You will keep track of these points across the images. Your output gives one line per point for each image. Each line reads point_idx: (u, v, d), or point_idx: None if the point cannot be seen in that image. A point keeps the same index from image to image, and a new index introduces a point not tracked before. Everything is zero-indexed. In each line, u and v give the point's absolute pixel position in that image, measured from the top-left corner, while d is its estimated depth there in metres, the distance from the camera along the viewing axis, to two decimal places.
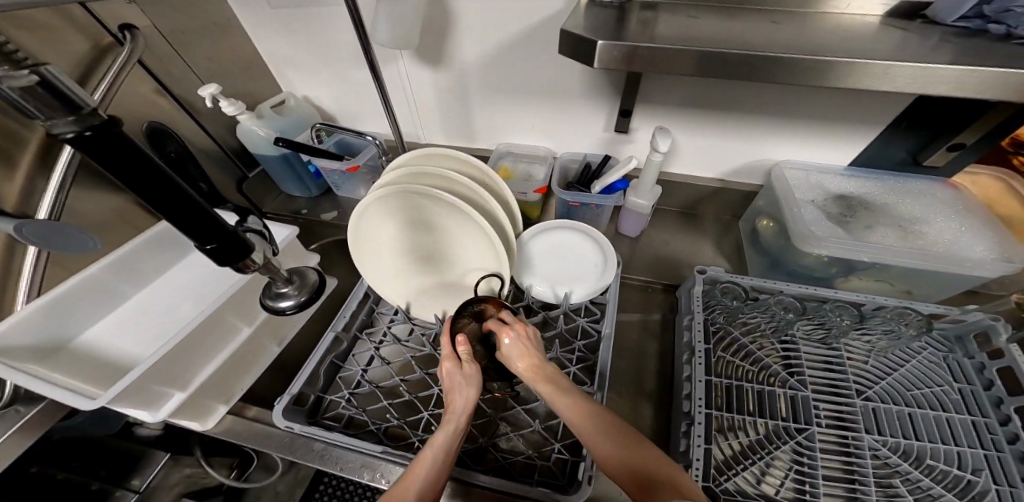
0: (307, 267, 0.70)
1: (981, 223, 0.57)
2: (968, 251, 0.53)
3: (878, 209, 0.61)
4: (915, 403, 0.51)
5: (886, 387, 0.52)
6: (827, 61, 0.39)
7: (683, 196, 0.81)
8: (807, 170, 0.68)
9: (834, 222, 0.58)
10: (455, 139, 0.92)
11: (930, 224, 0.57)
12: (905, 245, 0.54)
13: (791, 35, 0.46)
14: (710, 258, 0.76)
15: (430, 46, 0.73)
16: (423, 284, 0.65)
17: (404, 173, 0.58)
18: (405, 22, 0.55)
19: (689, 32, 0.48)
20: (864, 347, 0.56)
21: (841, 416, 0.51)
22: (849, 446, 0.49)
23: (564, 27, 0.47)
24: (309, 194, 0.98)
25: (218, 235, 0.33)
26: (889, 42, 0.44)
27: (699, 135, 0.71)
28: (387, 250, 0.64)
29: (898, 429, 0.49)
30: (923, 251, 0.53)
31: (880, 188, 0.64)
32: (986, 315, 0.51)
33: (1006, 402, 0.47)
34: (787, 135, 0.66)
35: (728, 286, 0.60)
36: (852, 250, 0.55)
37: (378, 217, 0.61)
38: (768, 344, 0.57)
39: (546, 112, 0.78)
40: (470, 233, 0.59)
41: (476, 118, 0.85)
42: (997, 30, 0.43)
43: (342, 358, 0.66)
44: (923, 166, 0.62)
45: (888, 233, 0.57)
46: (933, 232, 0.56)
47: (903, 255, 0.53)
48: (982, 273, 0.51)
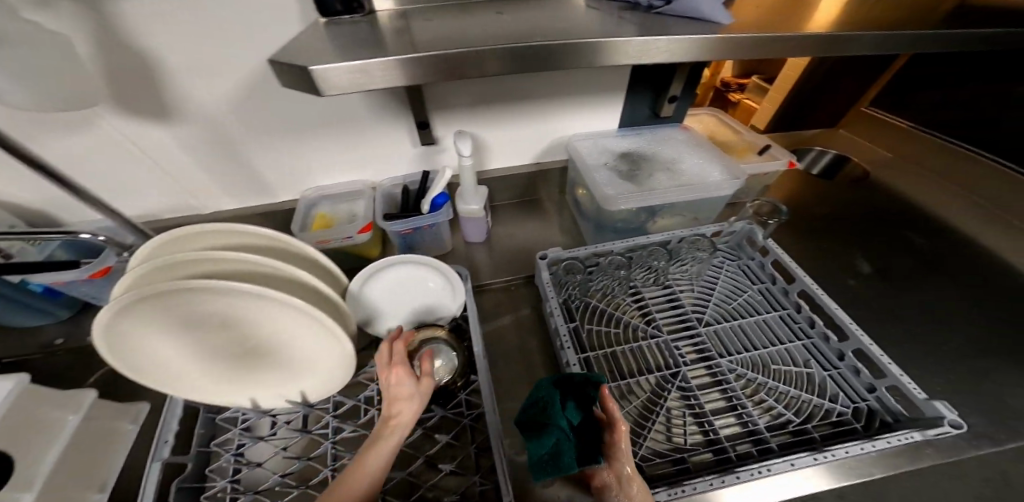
0: (82, 408, 0.48)
1: (711, 151, 0.73)
2: (711, 175, 0.67)
3: (648, 158, 0.72)
4: (739, 315, 0.63)
5: (715, 307, 0.64)
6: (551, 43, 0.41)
7: (516, 186, 0.83)
8: (590, 138, 0.77)
9: (624, 178, 0.67)
10: (246, 195, 0.74)
11: (681, 161, 0.71)
12: (671, 184, 0.66)
13: (526, 24, 0.48)
14: (554, 237, 0.80)
15: (142, 96, 0.55)
16: (254, 377, 0.52)
17: (144, 271, 0.41)
18: (45, 77, 0.38)
19: (433, 34, 0.45)
20: (686, 276, 0.68)
21: (698, 349, 0.60)
22: (716, 373, 0.57)
23: (283, 49, 0.39)
24: (55, 319, 0.67)
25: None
26: (600, 21, 0.50)
27: (499, 131, 0.73)
28: (172, 373, 0.47)
29: (739, 343, 0.60)
30: (682, 185, 0.65)
31: (645, 141, 0.76)
32: (744, 222, 0.69)
33: (790, 290, 0.62)
34: (565, 112, 0.73)
35: (569, 263, 0.64)
36: (640, 199, 0.64)
37: (142, 332, 0.44)
38: (620, 302, 0.65)
39: (340, 141, 0.69)
40: (281, 314, 0.47)
41: (261, 167, 0.70)
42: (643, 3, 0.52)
43: (196, 479, 0.47)
44: (662, 117, 0.77)
45: (658, 176, 0.68)
46: (685, 167, 0.69)
47: (672, 192, 0.64)
48: (723, 190, 0.66)
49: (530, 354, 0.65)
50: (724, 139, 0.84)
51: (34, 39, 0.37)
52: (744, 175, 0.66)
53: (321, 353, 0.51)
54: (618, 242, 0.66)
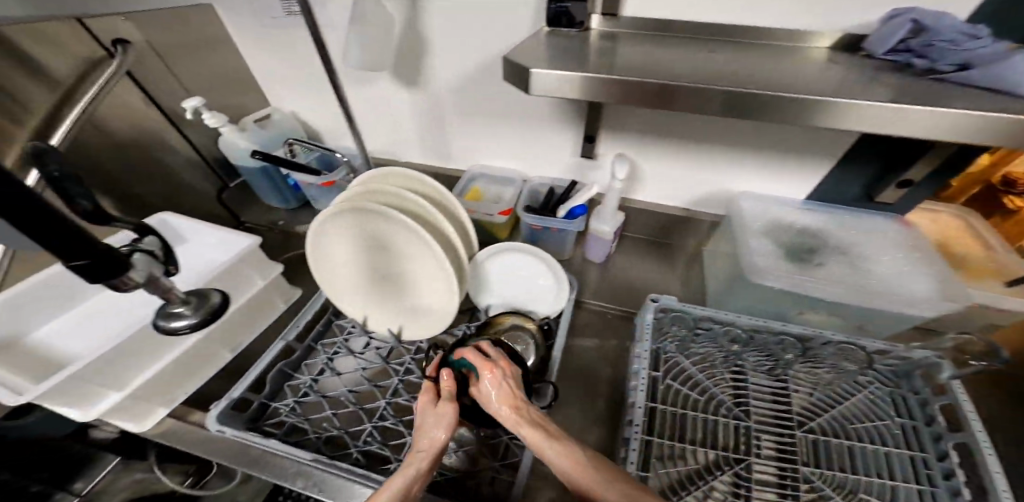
0: (267, 276, 0.69)
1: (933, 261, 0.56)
2: (919, 292, 0.52)
3: (831, 244, 0.60)
4: (844, 433, 0.54)
5: (833, 420, 0.55)
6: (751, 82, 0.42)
7: (657, 226, 0.80)
8: (766, 201, 0.68)
9: (786, 258, 0.59)
10: (433, 158, 0.93)
11: (878, 260, 0.57)
12: (844, 281, 0.54)
13: (727, 65, 0.51)
14: (672, 286, 0.75)
15: (405, 69, 0.77)
16: (373, 295, 0.65)
17: (361, 189, 0.58)
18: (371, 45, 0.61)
19: (634, 61, 0.54)
20: (811, 380, 0.59)
21: (781, 448, 0.54)
22: (787, 477, 0.51)
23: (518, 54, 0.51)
24: (287, 205, 0.99)
25: (79, 249, 0.29)
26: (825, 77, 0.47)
27: (661, 165, 0.72)
28: (327, 269, 0.65)
29: (839, 464, 0.51)
30: (861, 288, 0.53)
31: (837, 221, 0.64)
32: (930, 351, 0.53)
33: (944, 437, 0.48)
34: (745, 166, 0.67)
35: (679, 315, 0.60)
36: (795, 284, 0.55)
37: (340, 231, 0.61)
38: (717, 375, 0.60)
39: (514, 134, 0.80)
40: (423, 256, 0.57)
41: (452, 141, 0.87)
42: (920, 65, 0.45)
43: (293, 367, 0.63)
44: (877, 201, 0.62)
45: (834, 267, 0.57)
46: (878, 268, 0.56)
47: (844, 291, 0.53)
48: (920, 312, 0.51)
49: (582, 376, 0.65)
50: (962, 248, 0.64)
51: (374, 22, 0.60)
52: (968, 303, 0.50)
53: (435, 302, 0.60)
54: (744, 317, 0.59)
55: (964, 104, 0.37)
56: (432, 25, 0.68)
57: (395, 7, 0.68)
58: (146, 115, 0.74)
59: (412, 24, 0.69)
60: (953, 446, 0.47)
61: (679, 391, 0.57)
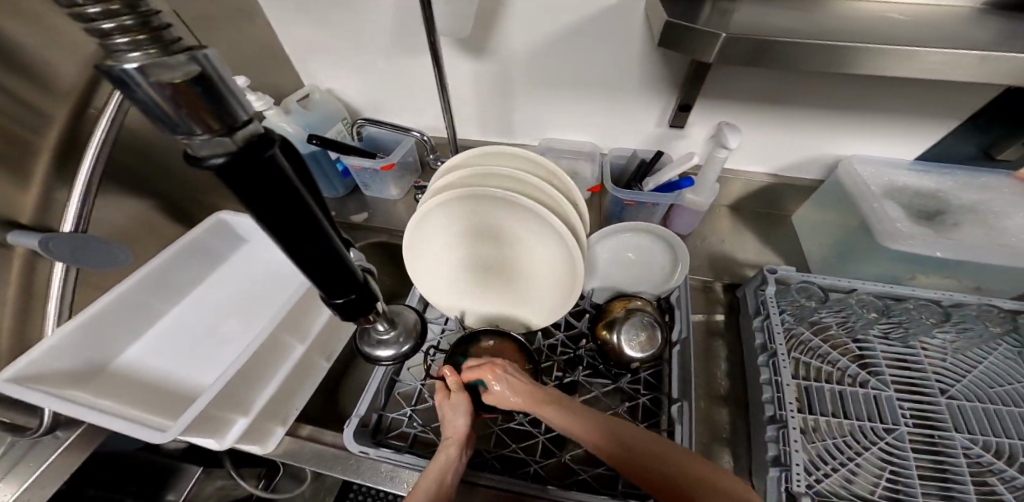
0: None
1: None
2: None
3: (955, 205, 0.60)
4: (988, 397, 0.56)
5: (969, 384, 0.57)
6: (932, 55, 0.41)
7: (740, 194, 0.78)
8: (874, 166, 0.66)
9: (917, 221, 0.58)
10: (492, 133, 0.87)
11: (1009, 217, 0.58)
12: (985, 242, 0.55)
13: (882, 25, 0.47)
14: (764, 254, 0.74)
15: (475, 36, 0.68)
16: (478, 286, 0.62)
17: (473, 172, 0.53)
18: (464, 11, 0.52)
19: (776, 21, 0.48)
20: (940, 345, 0.61)
21: (928, 415, 0.55)
22: (938, 443, 0.53)
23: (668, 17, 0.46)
24: (334, 194, 0.92)
25: (352, 288, 0.33)
26: (991, 34, 0.44)
27: (760, 131, 0.69)
28: (426, 259, 0.60)
29: (986, 426, 0.54)
30: (1005, 248, 0.54)
31: (953, 181, 0.63)
32: None
33: None
34: (855, 130, 0.64)
35: (804, 286, 0.62)
36: (933, 248, 0.55)
37: (446, 220, 0.56)
38: (841, 343, 0.61)
39: (593, 103, 0.74)
40: (549, 247, 0.54)
41: (518, 114, 0.80)
42: None
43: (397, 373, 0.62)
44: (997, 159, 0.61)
45: (969, 228, 0.57)
46: (1012, 227, 0.57)
47: (986, 251, 0.54)
48: None
49: (705, 357, 0.65)
50: None
51: None
52: None
53: (550, 295, 0.58)
54: (871, 285, 0.61)
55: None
56: None
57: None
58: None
59: None
60: None
61: (815, 365, 0.59)
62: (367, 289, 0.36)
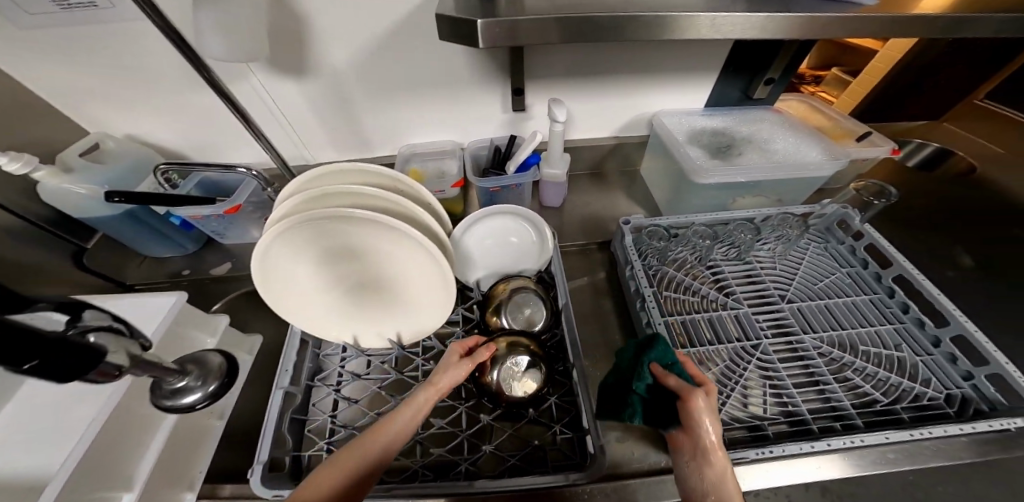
0: (216, 332, 0.60)
1: (793, 135, 0.75)
2: (802, 157, 0.70)
3: (741, 139, 0.74)
4: (818, 296, 0.69)
5: (798, 285, 0.70)
6: (654, 20, 0.49)
7: (598, 159, 0.86)
8: (677, 117, 0.79)
9: (713, 155, 0.70)
10: (350, 149, 0.82)
11: (775, 142, 0.73)
12: (765, 164, 0.68)
13: None
14: (627, 207, 0.82)
15: (286, 56, 0.64)
16: (355, 311, 0.59)
17: (305, 198, 0.49)
18: (242, 29, 0.49)
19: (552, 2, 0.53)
20: (771, 256, 0.74)
21: (779, 322, 0.66)
22: (797, 348, 0.63)
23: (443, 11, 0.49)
24: (185, 251, 0.78)
25: (39, 350, 0.27)
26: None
27: (586, 102, 0.76)
28: (295, 297, 0.55)
29: (823, 323, 0.65)
30: (777, 166, 0.68)
31: (733, 121, 0.79)
32: (839, 206, 0.75)
33: (883, 276, 0.68)
34: (655, 85, 0.75)
35: (652, 230, 0.70)
36: (730, 175, 0.67)
37: (293, 253, 0.52)
38: (698, 273, 0.71)
39: (436, 103, 0.75)
40: (412, 256, 0.53)
41: (369, 126, 0.78)
42: None
43: (303, 411, 0.58)
44: (753, 99, 0.79)
45: (751, 155, 0.71)
46: (778, 149, 0.72)
47: (765, 171, 0.67)
48: (819, 172, 0.69)
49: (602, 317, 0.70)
50: (817, 123, 0.86)
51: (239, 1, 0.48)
52: (843, 157, 0.69)
53: (429, 302, 0.58)
54: (703, 216, 0.73)
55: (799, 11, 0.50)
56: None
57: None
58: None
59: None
60: (891, 283, 0.67)
61: (686, 300, 0.67)
62: (85, 341, 0.31)
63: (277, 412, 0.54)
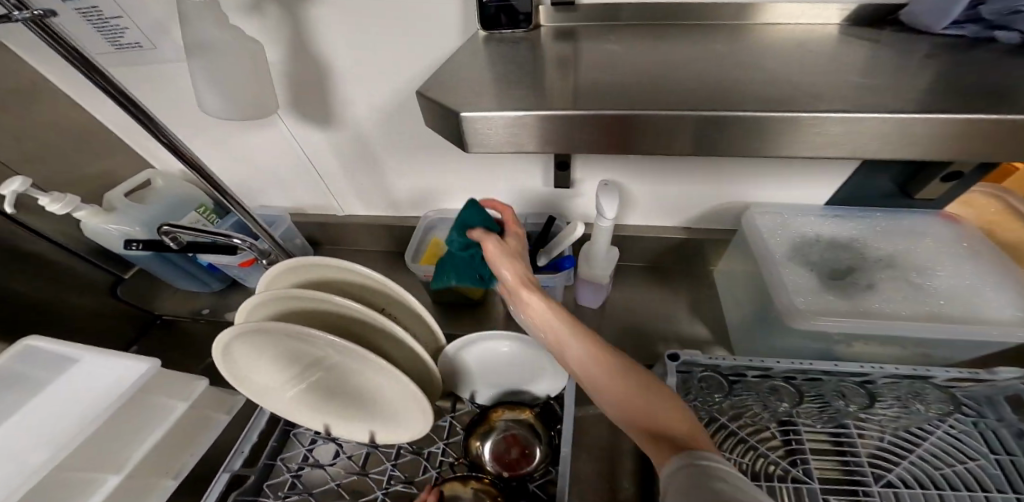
0: (188, 397, 0.58)
1: (974, 268, 0.49)
2: (980, 312, 0.44)
3: (876, 261, 0.51)
4: (935, 484, 0.48)
5: (908, 466, 0.50)
6: (768, 92, 0.29)
7: (654, 251, 0.69)
8: (778, 211, 0.58)
9: (826, 286, 0.48)
10: (377, 206, 0.77)
11: (936, 274, 0.48)
12: (911, 316, 0.45)
13: (737, 60, 0.36)
14: (683, 321, 0.65)
15: (311, 106, 0.59)
16: (324, 406, 0.55)
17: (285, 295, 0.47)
18: (239, 85, 0.43)
19: (614, 68, 0.37)
20: (879, 422, 0.53)
21: None
22: None
23: (453, 77, 0.36)
24: (211, 288, 0.80)
25: None
26: (859, 63, 0.34)
27: (650, 183, 0.60)
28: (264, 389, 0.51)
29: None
30: (936, 321, 0.44)
31: (870, 229, 0.54)
32: (1017, 377, 0.48)
33: None
34: (750, 172, 0.55)
35: (705, 373, 0.53)
36: (849, 325, 0.45)
37: (256, 351, 0.48)
38: (764, 428, 0.54)
39: (466, 168, 0.65)
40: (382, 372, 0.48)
41: (395, 184, 0.71)
42: (1005, 39, 0.32)
43: (254, 494, 0.53)
44: (916, 197, 0.53)
45: (889, 294, 0.47)
46: (942, 288, 0.47)
47: (911, 329, 0.44)
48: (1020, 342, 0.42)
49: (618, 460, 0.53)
50: (1017, 235, 0.56)
51: (235, 51, 0.42)
52: None
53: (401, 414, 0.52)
54: (785, 361, 0.51)
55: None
56: (331, 49, 0.51)
57: (266, 31, 0.50)
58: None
59: (301, 48, 0.51)
60: None
61: (736, 459, 0.51)
62: None
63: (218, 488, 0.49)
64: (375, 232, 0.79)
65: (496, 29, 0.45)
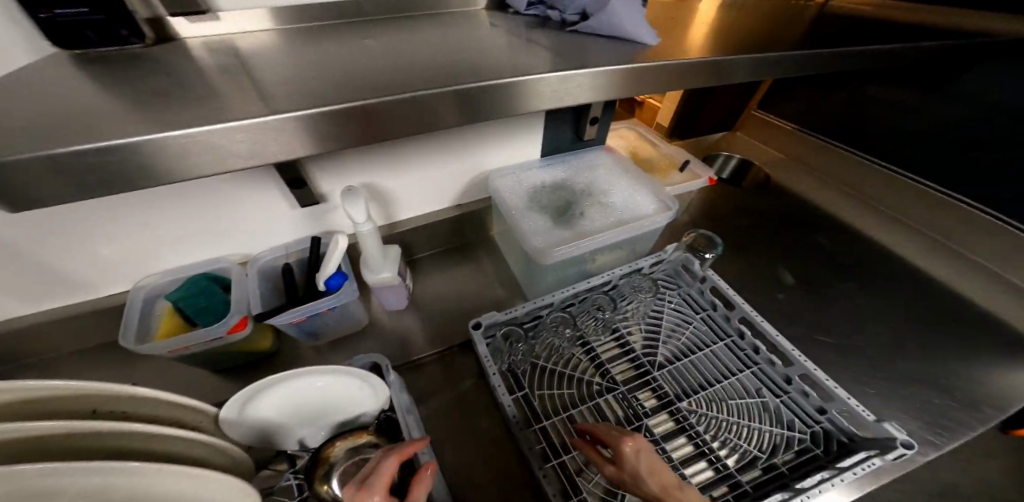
0: None
1: (633, 172, 0.69)
2: (639, 204, 0.63)
3: (581, 192, 0.66)
4: (687, 351, 0.61)
5: (666, 345, 0.62)
6: (421, 72, 0.33)
7: (439, 236, 0.73)
8: (512, 172, 0.69)
9: (555, 223, 0.61)
10: (57, 297, 0.54)
11: (614, 192, 0.66)
12: (604, 227, 0.60)
13: (407, 47, 0.40)
14: (484, 288, 0.72)
15: None
16: None
17: None
18: None
19: (289, 65, 0.35)
20: (638, 315, 0.66)
21: (654, 392, 0.58)
22: (671, 414, 0.56)
23: (45, 105, 0.28)
24: None
25: None
26: (495, 41, 0.42)
27: (400, 177, 0.62)
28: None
29: (691, 380, 0.59)
30: (618, 226, 0.60)
31: (573, 168, 0.70)
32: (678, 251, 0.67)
33: (731, 316, 0.62)
34: (475, 146, 0.64)
35: (510, 329, 0.59)
36: (572, 246, 0.58)
37: None
38: (575, 358, 0.61)
39: (172, 213, 0.52)
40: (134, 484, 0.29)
41: (69, 262, 0.51)
42: (554, 16, 0.47)
43: None
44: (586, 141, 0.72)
45: (592, 215, 0.62)
46: (618, 200, 0.64)
47: (607, 237, 0.59)
48: (660, 222, 0.61)
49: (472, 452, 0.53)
50: (648, 152, 0.84)
51: None
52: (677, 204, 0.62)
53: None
54: (558, 293, 0.62)
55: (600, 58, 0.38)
56: None
57: None
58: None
59: None
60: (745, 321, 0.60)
61: (558, 394, 0.57)
62: None
63: None
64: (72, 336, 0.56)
65: (107, 47, 0.36)
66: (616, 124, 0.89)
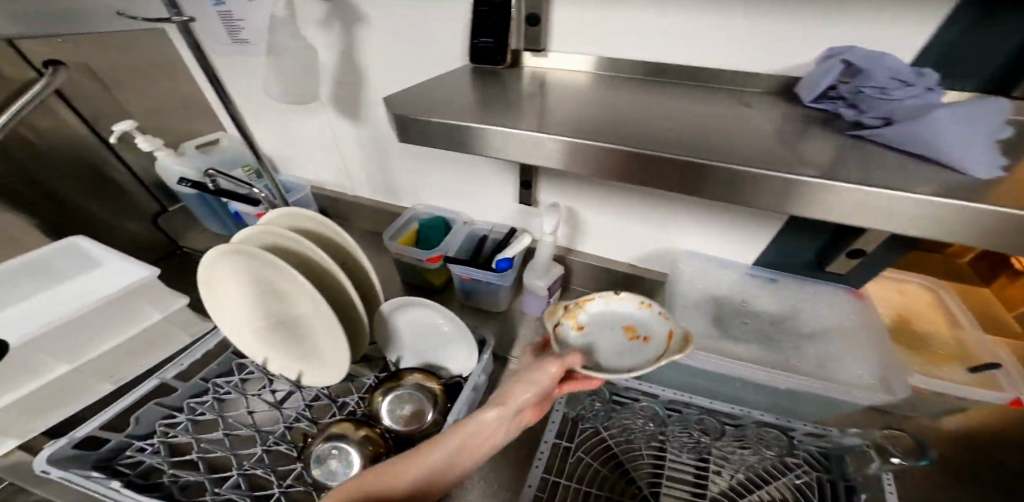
0: (167, 308, 0.67)
1: (878, 341, 0.54)
2: (848, 374, 0.52)
3: (776, 322, 0.59)
4: None
5: None
6: (647, 128, 0.36)
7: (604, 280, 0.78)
8: (708, 264, 0.66)
9: (720, 332, 0.58)
10: (380, 193, 0.92)
11: (815, 340, 0.56)
12: (773, 367, 0.53)
13: (657, 102, 0.43)
14: None
15: (348, 99, 0.76)
16: (276, 344, 0.61)
17: (260, 239, 0.58)
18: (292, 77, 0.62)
19: (560, 98, 0.46)
20: (736, 462, 0.55)
21: None
22: None
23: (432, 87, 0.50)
24: None
25: None
26: (748, 119, 0.40)
27: (604, 214, 0.70)
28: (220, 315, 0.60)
29: None
30: (799, 376, 0.52)
31: (783, 293, 0.61)
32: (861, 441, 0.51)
33: None
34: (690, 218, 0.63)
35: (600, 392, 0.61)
36: (729, 364, 0.54)
37: (229, 279, 0.58)
38: (636, 451, 0.57)
39: (454, 171, 0.78)
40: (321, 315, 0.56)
41: (398, 177, 0.86)
42: (847, 115, 0.35)
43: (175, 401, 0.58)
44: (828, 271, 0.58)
45: (765, 347, 0.56)
46: (811, 350, 0.55)
47: (775, 377, 0.52)
48: (862, 398, 0.49)
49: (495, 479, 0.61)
50: (934, 322, 0.58)
51: (300, 50, 0.60)
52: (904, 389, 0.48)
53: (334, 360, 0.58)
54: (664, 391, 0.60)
55: (906, 171, 0.28)
56: (369, 52, 0.68)
57: (332, 42, 0.69)
58: (81, 138, 0.77)
59: (349, 55, 0.70)
60: None
61: (594, 462, 0.55)
62: None
63: (146, 382, 0.56)
64: (376, 216, 0.95)
65: (481, 64, 0.55)
66: (908, 272, 0.64)
